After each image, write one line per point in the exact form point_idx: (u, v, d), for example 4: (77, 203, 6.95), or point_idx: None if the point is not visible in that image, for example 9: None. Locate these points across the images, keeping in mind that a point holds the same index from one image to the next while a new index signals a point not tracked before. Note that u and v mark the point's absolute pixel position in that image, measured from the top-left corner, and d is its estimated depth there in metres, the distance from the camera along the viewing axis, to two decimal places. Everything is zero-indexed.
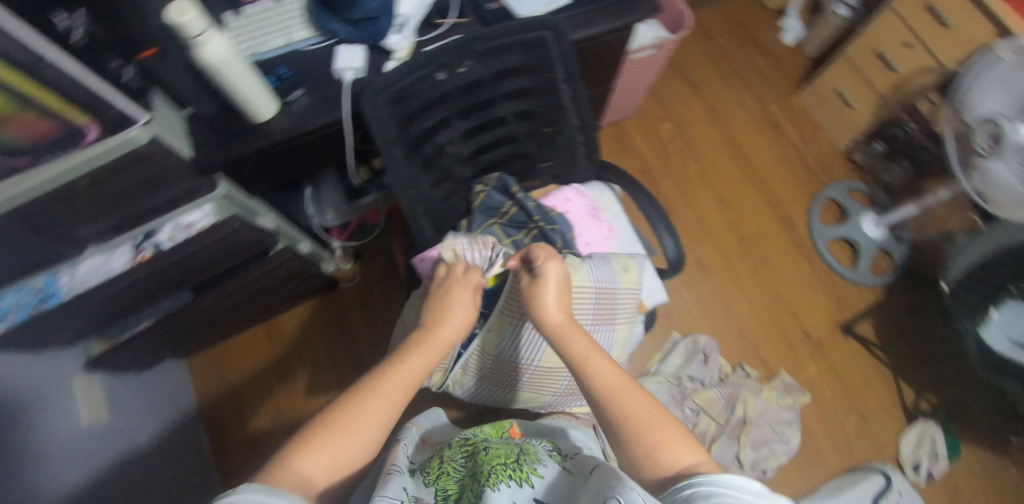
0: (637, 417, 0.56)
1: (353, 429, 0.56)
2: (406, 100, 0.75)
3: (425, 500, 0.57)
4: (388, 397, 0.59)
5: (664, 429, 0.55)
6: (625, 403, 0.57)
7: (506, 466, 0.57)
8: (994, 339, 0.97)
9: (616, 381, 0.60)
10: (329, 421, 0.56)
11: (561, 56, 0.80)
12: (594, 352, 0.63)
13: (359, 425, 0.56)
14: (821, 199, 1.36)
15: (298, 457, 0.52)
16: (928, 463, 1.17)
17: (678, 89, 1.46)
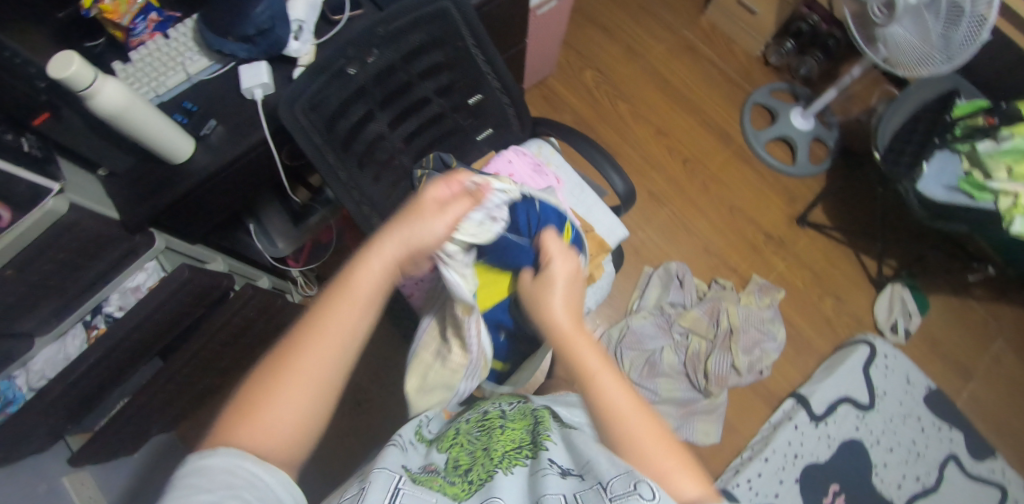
0: (653, 448, 0.51)
1: (298, 375, 0.47)
2: (325, 103, 0.74)
3: (434, 466, 0.61)
4: (336, 337, 0.49)
5: (674, 459, 0.50)
6: (633, 426, 0.52)
7: (522, 450, 0.58)
8: (932, 188, 1.02)
9: (634, 411, 0.53)
10: (271, 370, 0.48)
11: (466, 23, 0.80)
12: (604, 376, 0.55)
13: (306, 368, 0.47)
14: (749, 106, 1.41)
15: (246, 418, 0.45)
16: (903, 321, 1.26)
17: (591, 36, 1.47)
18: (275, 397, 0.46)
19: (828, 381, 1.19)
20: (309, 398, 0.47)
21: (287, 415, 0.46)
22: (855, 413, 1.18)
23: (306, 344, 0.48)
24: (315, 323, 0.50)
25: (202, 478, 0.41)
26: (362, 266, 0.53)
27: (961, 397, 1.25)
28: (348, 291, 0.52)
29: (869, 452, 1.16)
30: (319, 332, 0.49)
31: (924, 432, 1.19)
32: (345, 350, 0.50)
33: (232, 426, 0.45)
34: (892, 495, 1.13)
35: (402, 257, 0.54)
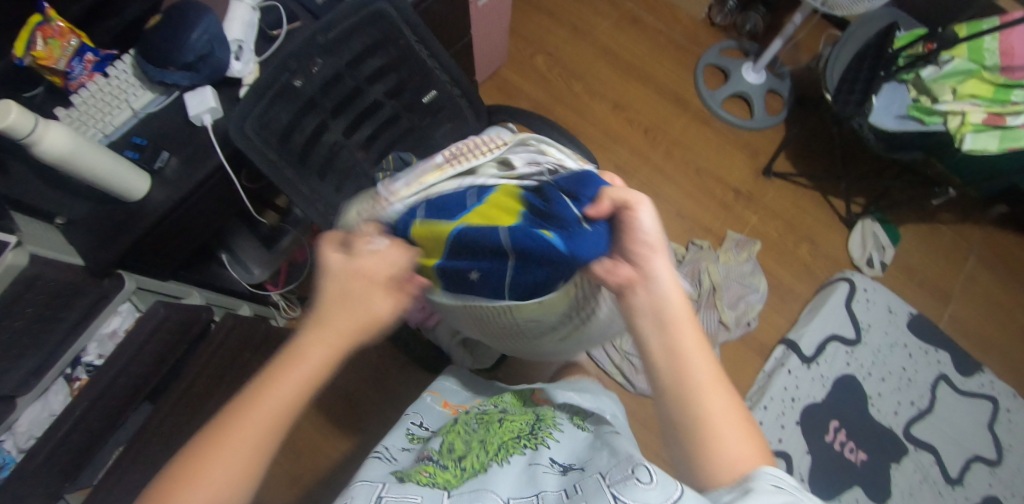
0: (720, 422, 0.49)
1: (236, 444, 0.46)
2: (276, 120, 0.75)
3: (428, 453, 0.65)
4: (282, 399, 0.48)
5: (745, 439, 0.49)
6: (710, 400, 0.50)
7: (520, 440, 0.64)
8: (885, 121, 1.04)
9: (710, 379, 0.50)
10: (213, 434, 0.47)
11: (406, 21, 0.80)
12: (687, 344, 0.51)
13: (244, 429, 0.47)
14: (701, 68, 1.43)
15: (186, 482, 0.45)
16: (877, 254, 1.30)
17: (535, 20, 1.46)
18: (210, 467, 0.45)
19: (813, 322, 1.22)
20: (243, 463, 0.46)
21: (224, 479, 0.45)
22: (844, 349, 1.21)
23: (251, 404, 0.48)
24: (258, 391, 0.48)
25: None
26: (316, 325, 0.50)
27: (943, 318, 1.30)
28: (291, 364, 0.49)
29: (863, 385, 1.19)
30: (266, 392, 0.48)
31: (912, 357, 1.22)
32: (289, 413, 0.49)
33: (177, 482, 0.45)
34: (888, 421, 1.18)
35: (348, 337, 0.50)
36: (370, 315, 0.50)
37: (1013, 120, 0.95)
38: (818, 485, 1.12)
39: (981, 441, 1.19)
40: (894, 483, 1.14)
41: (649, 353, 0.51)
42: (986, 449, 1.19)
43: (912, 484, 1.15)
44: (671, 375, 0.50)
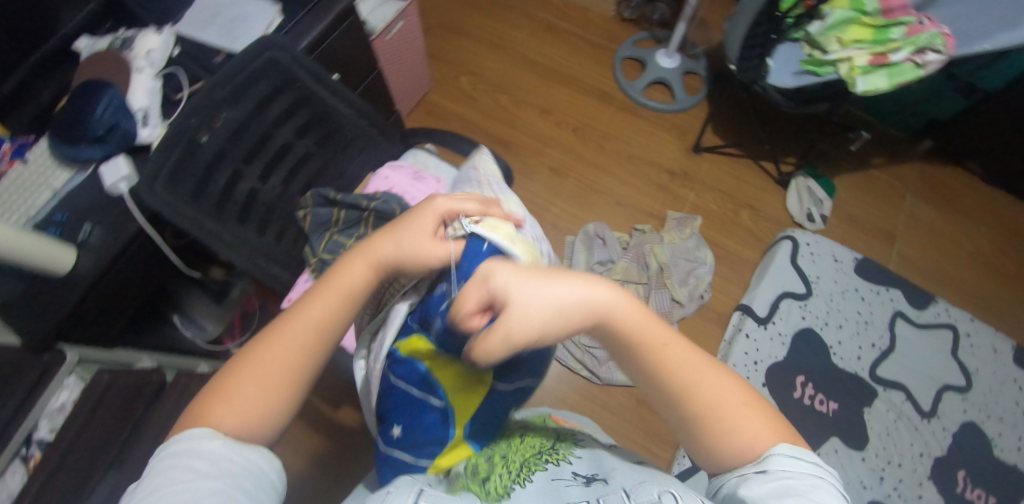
0: (723, 417, 0.50)
1: (281, 347, 0.53)
2: (189, 170, 0.78)
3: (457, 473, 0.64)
4: (304, 336, 0.54)
5: (751, 421, 0.50)
6: (704, 402, 0.51)
7: (541, 456, 0.65)
8: (783, 80, 1.09)
9: (698, 379, 0.51)
10: (260, 342, 0.54)
11: (300, 64, 0.85)
12: (661, 361, 0.51)
13: (265, 359, 0.52)
14: (619, 62, 1.47)
15: (237, 382, 0.51)
16: (816, 208, 1.34)
17: (453, 43, 1.50)
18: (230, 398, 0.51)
19: (763, 284, 1.24)
20: (265, 395, 0.51)
21: (265, 382, 0.52)
22: (797, 305, 1.23)
23: (274, 337, 0.54)
24: (299, 307, 0.56)
25: (201, 463, 0.46)
26: (340, 266, 0.57)
27: (892, 259, 1.33)
28: (324, 290, 0.56)
29: (822, 336, 1.21)
30: (288, 327, 0.54)
31: (865, 300, 1.25)
32: (313, 348, 0.54)
33: (226, 380, 0.52)
34: (853, 367, 1.20)
35: (369, 263, 0.57)
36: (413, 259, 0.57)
37: (895, 56, 0.98)
38: None
39: (949, 371, 1.21)
40: (870, 426, 1.16)
41: (638, 377, 0.53)
42: (955, 377, 1.21)
43: (888, 425, 1.17)
44: (659, 393, 0.52)
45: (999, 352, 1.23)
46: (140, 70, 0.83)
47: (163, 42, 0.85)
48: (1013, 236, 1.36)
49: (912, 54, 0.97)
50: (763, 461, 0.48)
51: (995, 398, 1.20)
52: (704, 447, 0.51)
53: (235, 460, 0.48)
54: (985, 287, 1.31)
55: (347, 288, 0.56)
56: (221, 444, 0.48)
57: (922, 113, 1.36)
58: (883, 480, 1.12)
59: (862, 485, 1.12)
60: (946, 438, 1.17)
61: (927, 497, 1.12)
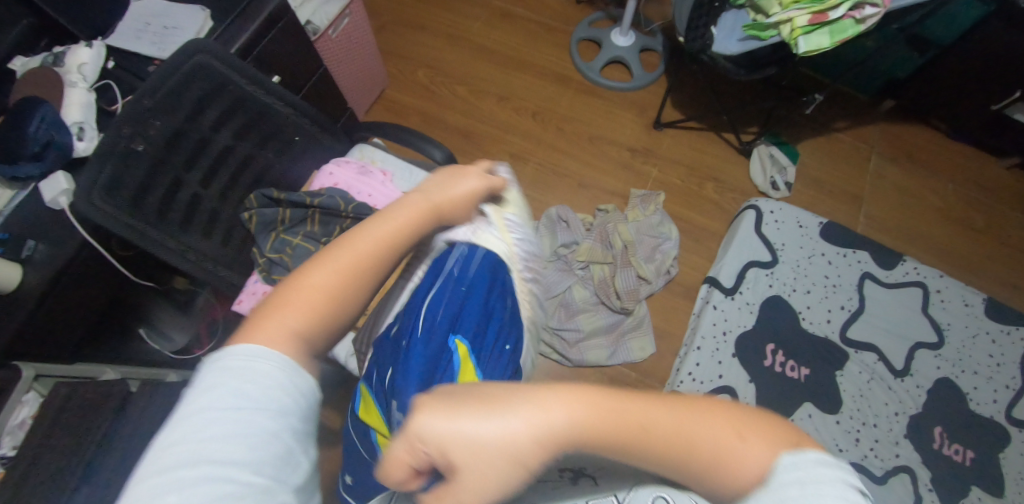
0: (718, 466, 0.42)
1: (341, 266, 0.52)
2: (128, 178, 0.77)
3: None
4: (361, 255, 0.53)
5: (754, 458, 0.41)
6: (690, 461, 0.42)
7: None
8: (727, 46, 1.08)
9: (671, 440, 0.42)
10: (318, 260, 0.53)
11: (231, 66, 0.84)
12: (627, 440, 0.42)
13: (320, 278, 0.51)
14: (575, 43, 1.47)
15: (290, 297, 0.50)
16: (780, 176, 1.33)
17: (408, 37, 1.50)
18: (278, 317, 0.49)
19: (729, 255, 1.24)
20: (320, 315, 0.50)
21: (321, 300, 0.50)
22: (764, 273, 1.23)
23: (338, 253, 0.53)
24: (363, 232, 0.55)
25: (247, 384, 0.45)
26: (398, 203, 0.58)
27: (859, 221, 1.33)
28: (391, 217, 0.56)
29: (790, 302, 1.21)
30: (352, 245, 0.53)
31: (832, 264, 1.24)
32: (371, 270, 0.53)
33: (283, 294, 0.51)
34: (823, 331, 1.20)
35: (428, 200, 0.58)
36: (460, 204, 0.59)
37: (835, 13, 0.95)
38: (767, 409, 1.13)
39: (920, 328, 1.21)
40: (843, 389, 1.16)
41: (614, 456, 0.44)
42: (927, 335, 1.20)
43: (861, 386, 1.16)
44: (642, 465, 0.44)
45: (971, 306, 1.22)
46: (73, 84, 0.83)
47: (95, 56, 0.85)
48: (978, 189, 1.36)
49: (851, 10, 0.95)
50: (774, 486, 0.39)
51: (969, 352, 1.19)
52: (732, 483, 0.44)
53: (280, 390, 0.46)
54: (954, 242, 1.31)
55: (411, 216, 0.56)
56: (271, 364, 0.46)
57: (880, 72, 1.36)
58: (859, 441, 1.12)
59: (838, 448, 1.11)
60: (922, 395, 1.16)
61: (904, 455, 1.12)
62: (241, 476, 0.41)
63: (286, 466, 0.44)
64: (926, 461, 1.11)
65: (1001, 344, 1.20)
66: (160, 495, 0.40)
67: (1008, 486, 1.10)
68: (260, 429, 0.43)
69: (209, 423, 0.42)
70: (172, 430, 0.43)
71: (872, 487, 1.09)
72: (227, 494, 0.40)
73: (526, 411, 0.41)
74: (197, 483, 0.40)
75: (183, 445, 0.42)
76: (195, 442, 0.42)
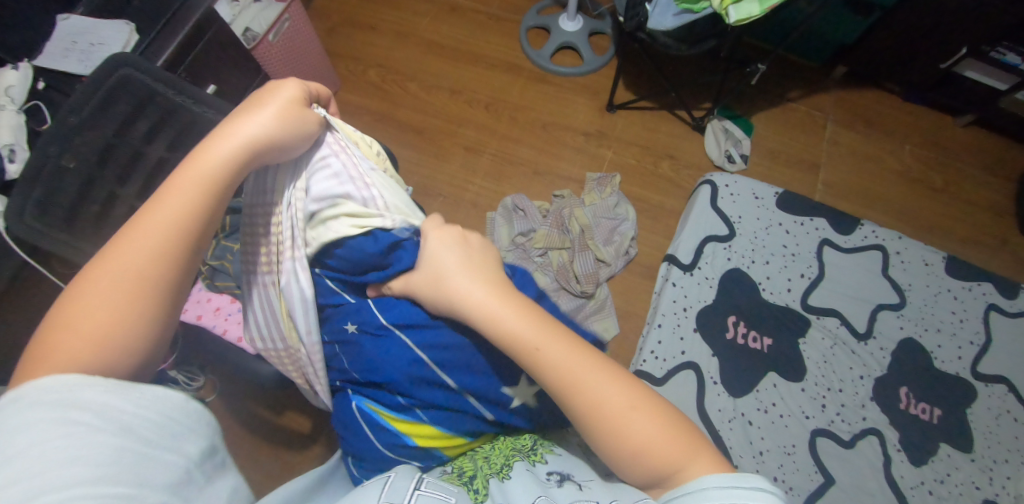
0: (588, 394, 0.51)
1: (134, 249, 0.50)
2: (60, 194, 0.78)
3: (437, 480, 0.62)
4: (163, 229, 0.51)
5: (623, 406, 0.51)
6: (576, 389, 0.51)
7: (516, 453, 0.63)
8: (663, 22, 1.07)
9: (569, 368, 0.52)
10: (110, 248, 0.50)
11: (155, 78, 0.85)
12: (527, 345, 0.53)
13: (117, 272, 0.48)
14: (524, 32, 1.46)
15: (85, 298, 0.47)
16: (735, 148, 1.33)
17: (357, 38, 1.49)
18: (61, 336, 0.46)
19: (686, 231, 1.24)
20: (133, 308, 0.48)
21: (114, 294, 0.48)
22: (722, 247, 1.24)
23: (126, 242, 0.50)
24: (146, 211, 0.51)
25: (78, 413, 0.40)
26: (192, 158, 0.54)
27: (817, 188, 1.33)
28: (173, 189, 0.52)
29: (749, 274, 1.22)
30: (139, 227, 0.50)
31: (790, 232, 1.25)
32: (163, 252, 0.50)
33: (76, 296, 0.48)
34: (784, 300, 1.20)
35: (239, 142, 0.55)
36: (282, 137, 0.57)
37: None
38: (732, 381, 1.13)
39: (881, 291, 1.21)
40: (806, 357, 1.16)
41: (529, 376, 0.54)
42: (889, 296, 1.20)
43: (825, 353, 1.16)
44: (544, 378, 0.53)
45: (930, 265, 1.22)
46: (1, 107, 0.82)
47: (21, 77, 0.84)
48: (933, 149, 1.37)
49: None
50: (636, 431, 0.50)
51: (932, 311, 1.19)
52: (630, 457, 0.50)
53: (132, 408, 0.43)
54: (912, 202, 1.32)
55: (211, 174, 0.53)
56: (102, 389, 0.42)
57: (827, 39, 1.36)
58: (825, 407, 1.12)
59: (804, 415, 1.11)
60: (886, 357, 1.16)
61: (872, 417, 1.12)
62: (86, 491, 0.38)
63: (150, 472, 0.41)
64: (894, 422, 1.11)
65: (963, 300, 1.20)
66: None
67: (977, 441, 1.10)
68: (108, 448, 0.40)
69: (27, 463, 0.37)
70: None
71: (840, 452, 1.09)
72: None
73: (507, 310, 0.54)
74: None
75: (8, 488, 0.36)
76: (22, 480, 0.36)
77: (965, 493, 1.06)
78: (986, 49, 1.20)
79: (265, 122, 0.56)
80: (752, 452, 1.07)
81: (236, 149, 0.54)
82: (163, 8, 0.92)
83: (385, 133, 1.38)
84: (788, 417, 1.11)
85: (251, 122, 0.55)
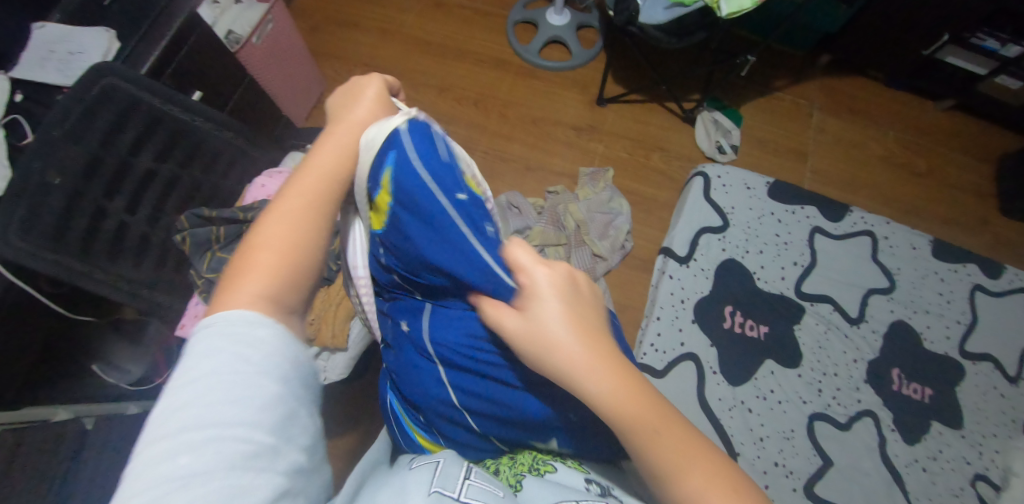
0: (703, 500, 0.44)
1: (293, 205, 0.49)
2: (47, 211, 0.72)
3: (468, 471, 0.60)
4: (314, 188, 0.50)
5: None
6: (691, 490, 0.45)
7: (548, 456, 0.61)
8: (653, 15, 1.09)
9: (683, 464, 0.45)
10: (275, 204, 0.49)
11: (140, 85, 0.81)
12: (644, 430, 0.45)
13: (282, 222, 0.48)
14: (511, 27, 1.45)
15: (253, 253, 0.47)
16: (725, 140, 1.35)
17: (340, 37, 1.47)
18: (258, 255, 0.47)
19: (680, 223, 1.25)
20: (289, 263, 0.47)
21: (278, 246, 0.47)
22: (716, 238, 1.25)
23: (288, 195, 0.49)
24: (302, 169, 0.51)
25: (249, 351, 0.42)
26: (336, 125, 0.53)
27: (806, 175, 1.35)
28: (323, 148, 0.52)
29: (743, 264, 1.23)
30: (298, 181, 0.50)
31: (782, 221, 1.27)
32: (318, 206, 0.49)
33: (245, 252, 0.47)
34: (779, 288, 1.22)
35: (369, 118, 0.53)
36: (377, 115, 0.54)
37: None
38: (732, 370, 1.14)
39: (871, 275, 1.23)
40: (802, 343, 1.18)
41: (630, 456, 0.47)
42: (878, 280, 1.23)
43: (819, 338, 1.18)
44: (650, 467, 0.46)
45: (918, 248, 1.25)
46: None
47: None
48: (915, 133, 1.40)
49: None
50: None
51: (920, 293, 1.22)
52: None
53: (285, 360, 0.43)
54: (898, 187, 1.34)
55: (345, 141, 0.52)
56: (269, 332, 0.43)
57: (812, 29, 1.37)
58: (821, 392, 1.15)
59: (801, 400, 1.13)
60: (878, 340, 1.19)
61: (866, 399, 1.14)
62: (251, 435, 0.39)
63: (294, 430, 0.41)
64: (888, 403, 1.14)
65: (949, 282, 1.23)
66: (172, 457, 0.37)
67: (966, 418, 1.14)
68: (267, 398, 0.40)
69: (207, 399, 0.39)
70: (166, 400, 0.40)
71: (838, 434, 1.11)
72: (240, 455, 0.38)
73: (618, 387, 0.45)
74: (213, 442, 0.38)
75: (182, 415, 0.38)
76: (199, 423, 0.38)
77: (957, 469, 1.10)
78: (966, 35, 1.23)
79: (368, 109, 0.54)
80: (753, 439, 1.09)
81: (354, 128, 0.53)
82: (144, 13, 0.89)
83: None
84: (786, 403, 1.13)
85: (356, 109, 0.54)
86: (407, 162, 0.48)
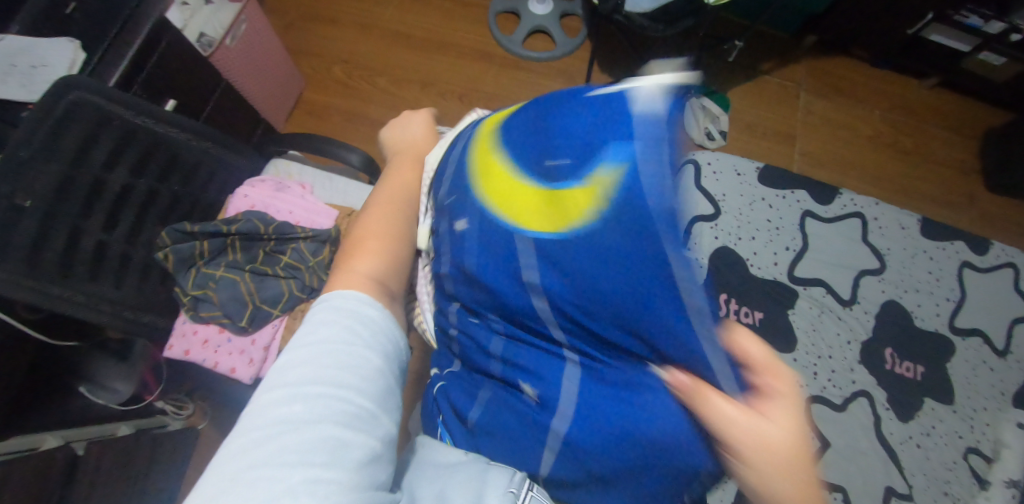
0: None
1: (384, 212, 0.63)
2: (17, 237, 0.68)
3: None
4: (395, 198, 0.65)
5: None
6: None
7: None
8: (639, 4, 1.08)
9: None
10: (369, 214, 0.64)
11: (110, 98, 0.76)
12: None
13: (377, 225, 0.63)
14: (493, 17, 1.42)
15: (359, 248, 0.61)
16: (714, 126, 1.31)
17: (317, 33, 1.42)
18: (368, 241, 0.61)
19: None
20: (387, 250, 0.61)
21: (377, 240, 0.61)
22: (708, 226, 1.24)
23: (378, 205, 0.64)
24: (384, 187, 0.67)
25: (358, 327, 0.52)
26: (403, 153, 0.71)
27: (795, 158, 1.34)
28: (398, 171, 0.68)
29: (736, 250, 1.23)
30: (383, 196, 0.65)
31: (773, 206, 1.26)
32: (400, 209, 0.64)
33: (352, 248, 0.62)
34: (772, 274, 1.22)
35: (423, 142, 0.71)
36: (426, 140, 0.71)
37: None
38: None
39: (861, 256, 1.24)
40: (796, 327, 1.18)
41: None
42: (868, 261, 1.24)
43: (813, 321, 1.19)
44: None
45: (906, 228, 1.26)
46: None
47: None
48: (901, 112, 1.40)
49: None
50: None
51: (909, 272, 1.24)
52: None
53: (382, 344, 0.53)
54: (886, 167, 1.35)
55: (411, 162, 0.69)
56: (373, 316, 0.54)
57: (798, 10, 1.36)
58: (817, 375, 1.15)
59: None
60: (870, 321, 1.20)
61: (861, 380, 1.16)
62: (358, 400, 0.47)
63: (388, 401, 0.50)
64: (882, 383, 1.16)
65: (938, 260, 1.24)
66: (294, 402, 0.46)
67: (958, 394, 1.16)
68: (370, 366, 0.50)
69: (326, 361, 0.48)
70: (289, 356, 0.49)
71: (834, 416, 1.13)
72: (349, 411, 0.46)
73: None
74: (327, 399, 0.46)
75: (304, 370, 0.48)
76: (320, 380, 0.47)
77: (949, 443, 1.12)
78: (950, 12, 1.21)
79: (424, 141, 0.71)
80: None
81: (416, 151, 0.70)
82: (109, 19, 0.85)
83: (357, 133, 1.33)
84: None
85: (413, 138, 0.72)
86: (641, 182, 0.32)
